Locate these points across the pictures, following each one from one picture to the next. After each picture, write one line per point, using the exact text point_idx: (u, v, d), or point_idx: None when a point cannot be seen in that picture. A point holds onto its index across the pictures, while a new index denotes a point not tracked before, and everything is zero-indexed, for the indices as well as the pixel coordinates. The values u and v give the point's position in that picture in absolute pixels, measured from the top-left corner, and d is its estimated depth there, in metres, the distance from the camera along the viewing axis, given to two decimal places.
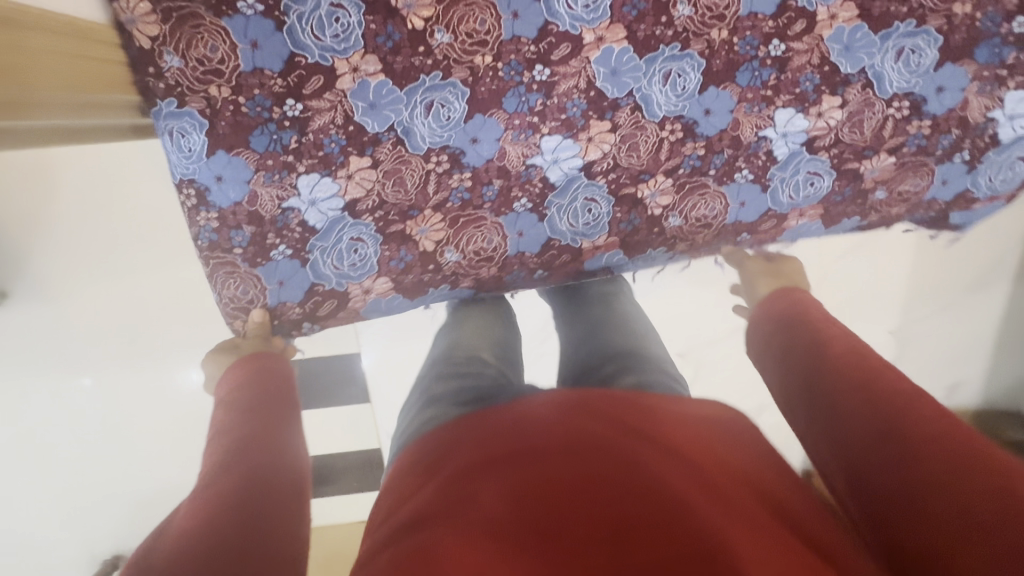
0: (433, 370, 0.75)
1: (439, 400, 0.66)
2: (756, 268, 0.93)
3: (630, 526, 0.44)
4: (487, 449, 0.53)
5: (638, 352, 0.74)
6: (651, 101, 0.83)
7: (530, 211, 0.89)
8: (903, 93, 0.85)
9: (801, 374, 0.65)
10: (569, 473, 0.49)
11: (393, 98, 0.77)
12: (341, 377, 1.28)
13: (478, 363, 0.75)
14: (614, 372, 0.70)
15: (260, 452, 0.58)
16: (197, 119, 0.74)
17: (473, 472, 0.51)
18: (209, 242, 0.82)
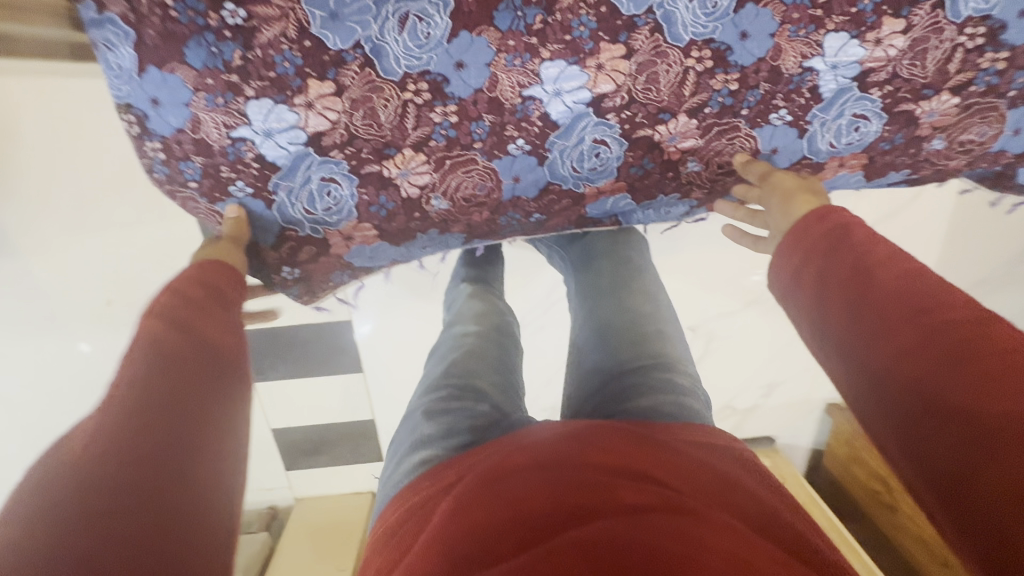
0: (420, 398, 0.61)
1: (428, 445, 0.54)
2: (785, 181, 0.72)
3: None
4: (486, 481, 0.44)
5: (672, 379, 0.59)
6: (675, 21, 0.67)
7: (528, 154, 0.75)
8: (980, 17, 0.69)
9: (854, 359, 0.53)
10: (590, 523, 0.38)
11: (358, 7, 0.63)
12: (325, 350, 1.16)
13: (472, 391, 0.60)
14: (633, 391, 0.58)
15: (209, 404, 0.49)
16: (120, 28, 0.61)
17: (474, 508, 0.42)
18: (163, 176, 0.70)
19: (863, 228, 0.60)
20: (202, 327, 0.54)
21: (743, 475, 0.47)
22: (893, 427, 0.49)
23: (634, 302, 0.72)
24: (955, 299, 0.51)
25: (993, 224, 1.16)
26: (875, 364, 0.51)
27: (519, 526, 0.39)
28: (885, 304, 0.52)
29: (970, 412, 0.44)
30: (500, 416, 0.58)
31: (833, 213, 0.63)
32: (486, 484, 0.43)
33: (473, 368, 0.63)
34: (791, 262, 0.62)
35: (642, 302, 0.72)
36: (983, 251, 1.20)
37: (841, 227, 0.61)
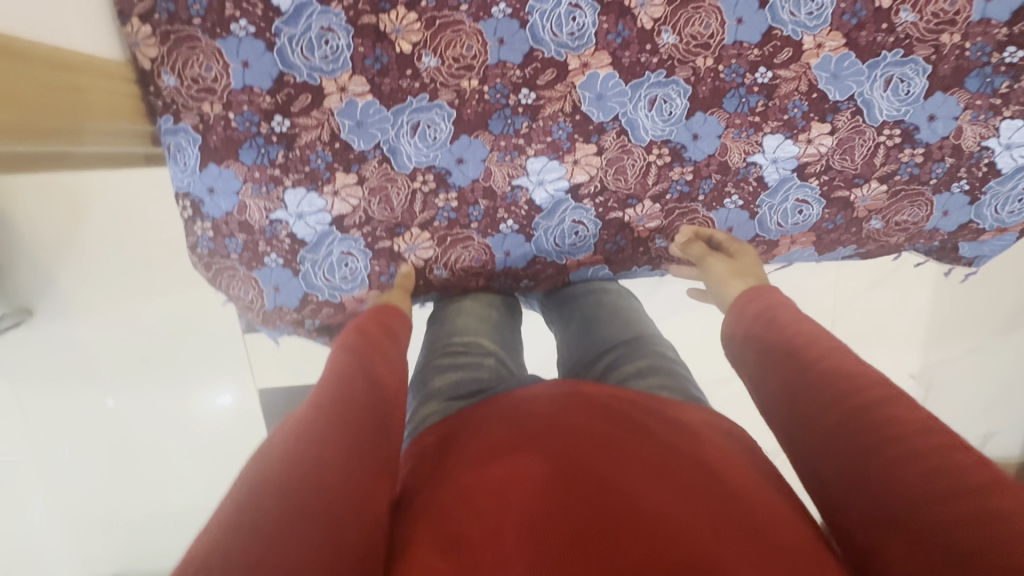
0: (432, 356, 0.75)
1: (439, 395, 0.66)
2: (722, 268, 0.78)
3: (606, 510, 0.42)
4: (487, 435, 0.54)
5: (648, 338, 0.72)
6: (637, 126, 0.84)
7: (517, 232, 0.88)
8: (894, 121, 0.84)
9: (780, 407, 0.55)
10: (563, 457, 0.48)
11: (379, 118, 0.81)
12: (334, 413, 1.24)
13: (478, 355, 0.73)
14: (613, 361, 0.71)
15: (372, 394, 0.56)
16: (191, 134, 0.78)
17: (475, 454, 0.52)
18: (208, 250, 0.83)
19: (790, 308, 0.64)
20: (376, 369, 0.60)
21: (732, 442, 0.54)
22: (804, 460, 0.52)
23: (610, 301, 0.85)
24: (869, 370, 0.53)
25: (959, 295, 1.25)
26: (784, 376, 0.56)
27: (506, 462, 0.49)
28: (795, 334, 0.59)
29: (868, 460, 0.46)
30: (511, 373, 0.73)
31: (761, 294, 0.68)
32: (484, 441, 0.53)
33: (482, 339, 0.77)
34: (737, 331, 0.66)
35: (619, 300, 0.86)
36: (959, 321, 1.27)
37: (771, 302, 0.66)
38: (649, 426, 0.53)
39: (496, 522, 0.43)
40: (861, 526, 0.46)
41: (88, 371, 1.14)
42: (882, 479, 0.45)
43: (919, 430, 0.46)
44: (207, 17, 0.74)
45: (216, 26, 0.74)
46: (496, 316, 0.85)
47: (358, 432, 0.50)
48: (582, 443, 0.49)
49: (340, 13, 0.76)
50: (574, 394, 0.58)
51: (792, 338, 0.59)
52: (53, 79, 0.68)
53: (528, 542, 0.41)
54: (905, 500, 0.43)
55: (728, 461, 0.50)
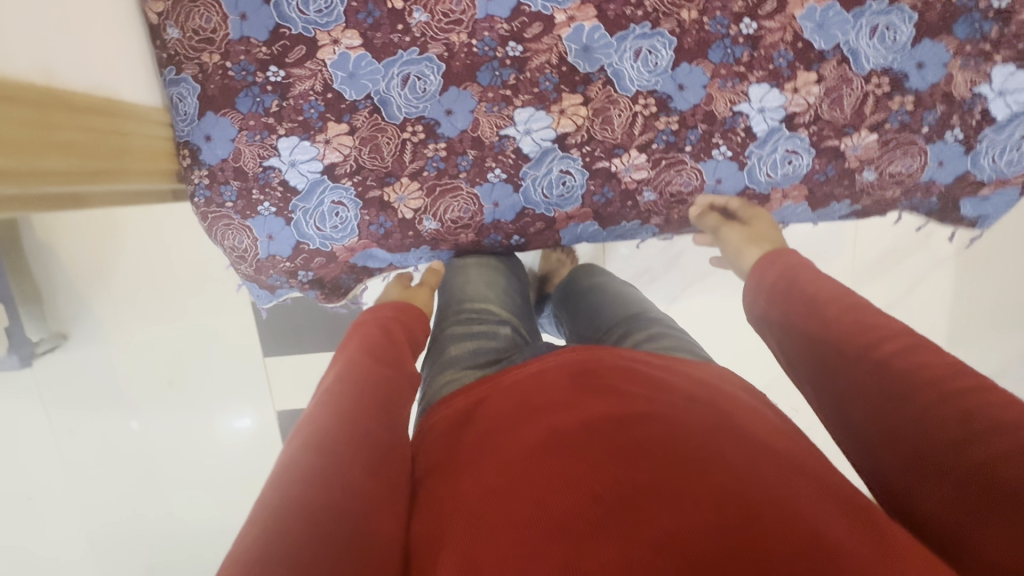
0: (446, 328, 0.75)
1: (457, 362, 0.67)
2: (737, 237, 0.81)
3: (630, 492, 0.41)
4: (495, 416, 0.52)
5: (653, 315, 0.75)
6: (622, 76, 0.85)
7: (504, 182, 0.88)
8: (882, 69, 0.84)
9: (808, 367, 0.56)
10: (577, 438, 0.46)
11: (371, 69, 0.84)
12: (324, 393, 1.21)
13: (493, 325, 0.75)
14: (623, 334, 0.73)
15: (377, 395, 0.56)
16: (192, 84, 0.82)
17: (483, 438, 0.50)
18: (204, 198, 0.85)
19: (812, 267, 0.65)
20: (380, 371, 0.60)
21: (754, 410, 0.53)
22: (829, 413, 0.53)
23: (616, 286, 0.88)
24: (891, 319, 0.54)
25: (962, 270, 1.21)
26: (811, 328, 0.57)
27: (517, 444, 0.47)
28: (825, 288, 0.60)
29: (899, 410, 0.47)
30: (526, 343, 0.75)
31: (784, 255, 0.67)
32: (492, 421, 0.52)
33: (495, 309, 0.79)
34: (757, 303, 0.66)
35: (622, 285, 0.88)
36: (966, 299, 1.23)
37: (791, 266, 0.66)
38: (658, 390, 0.52)
39: (518, 510, 0.42)
40: (884, 472, 0.47)
41: (100, 356, 1.17)
42: (907, 428, 0.46)
43: (949, 376, 0.47)
44: None
45: None
46: (503, 283, 0.86)
47: (363, 440, 0.49)
48: (591, 416, 0.48)
49: None
50: (579, 363, 0.56)
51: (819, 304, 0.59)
52: (95, 123, 0.72)
53: (553, 533, 0.39)
54: (933, 443, 0.44)
55: (749, 428, 0.48)
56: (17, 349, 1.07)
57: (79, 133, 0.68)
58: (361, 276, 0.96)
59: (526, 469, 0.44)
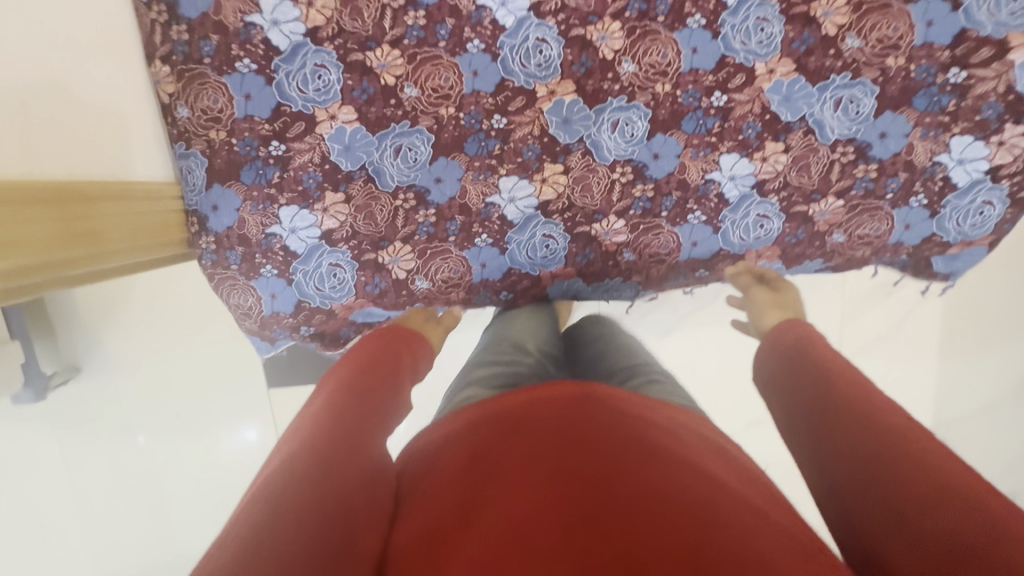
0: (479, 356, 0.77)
1: (480, 380, 0.68)
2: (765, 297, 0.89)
3: (616, 524, 0.43)
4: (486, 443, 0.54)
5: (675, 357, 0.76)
6: (601, 146, 0.91)
7: (491, 245, 0.94)
8: (847, 139, 0.89)
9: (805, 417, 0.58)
10: (569, 472, 0.48)
11: (365, 142, 0.90)
12: None
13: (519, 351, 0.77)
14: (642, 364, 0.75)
15: (367, 421, 0.57)
16: (200, 158, 0.88)
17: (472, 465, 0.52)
18: (212, 261, 0.92)
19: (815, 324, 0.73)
20: (373, 396, 0.62)
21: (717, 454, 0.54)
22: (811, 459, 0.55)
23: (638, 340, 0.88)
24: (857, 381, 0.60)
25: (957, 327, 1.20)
26: (799, 371, 0.63)
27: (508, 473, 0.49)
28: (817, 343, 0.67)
29: (873, 453, 0.50)
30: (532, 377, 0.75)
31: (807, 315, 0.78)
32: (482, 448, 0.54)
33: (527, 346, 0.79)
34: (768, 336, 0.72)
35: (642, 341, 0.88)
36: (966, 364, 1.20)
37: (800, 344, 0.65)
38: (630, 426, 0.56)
39: (506, 533, 0.43)
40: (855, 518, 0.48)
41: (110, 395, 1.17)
42: (884, 472, 0.48)
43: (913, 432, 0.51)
44: (215, 57, 0.85)
45: (223, 65, 0.86)
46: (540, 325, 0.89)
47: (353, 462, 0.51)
48: (572, 454, 0.50)
49: (332, 52, 0.88)
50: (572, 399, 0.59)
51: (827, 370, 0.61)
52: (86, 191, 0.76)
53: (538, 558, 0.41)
54: (909, 486, 0.46)
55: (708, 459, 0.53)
56: (29, 383, 1.08)
57: (85, 230, 0.76)
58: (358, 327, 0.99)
59: (520, 496, 0.46)
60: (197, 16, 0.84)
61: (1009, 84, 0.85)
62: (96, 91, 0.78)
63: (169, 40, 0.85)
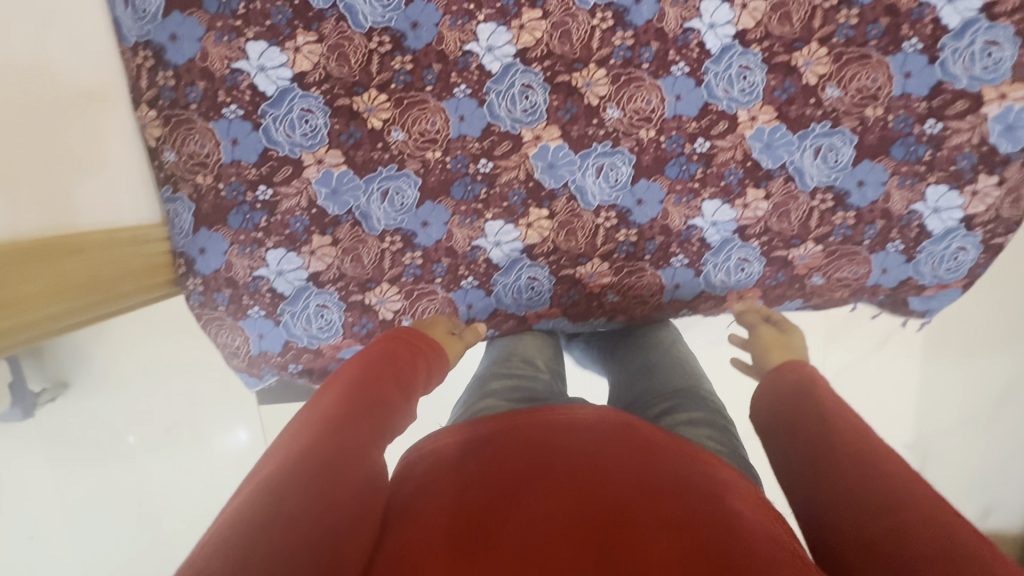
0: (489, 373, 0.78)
1: (496, 394, 0.69)
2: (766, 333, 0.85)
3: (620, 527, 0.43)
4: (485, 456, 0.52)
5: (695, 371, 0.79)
6: (585, 191, 0.92)
7: (476, 287, 0.95)
8: (826, 186, 0.91)
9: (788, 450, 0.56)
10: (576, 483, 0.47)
11: (352, 186, 0.91)
12: None
13: (531, 368, 0.80)
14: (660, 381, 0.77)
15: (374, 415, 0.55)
16: (187, 202, 0.89)
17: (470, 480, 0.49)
18: (199, 302, 0.93)
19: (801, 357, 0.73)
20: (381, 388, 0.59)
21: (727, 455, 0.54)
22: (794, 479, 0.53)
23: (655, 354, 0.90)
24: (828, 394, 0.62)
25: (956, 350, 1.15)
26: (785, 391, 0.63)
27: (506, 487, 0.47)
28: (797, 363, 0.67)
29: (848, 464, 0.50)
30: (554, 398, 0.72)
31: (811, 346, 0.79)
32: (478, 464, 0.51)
33: (534, 361, 0.82)
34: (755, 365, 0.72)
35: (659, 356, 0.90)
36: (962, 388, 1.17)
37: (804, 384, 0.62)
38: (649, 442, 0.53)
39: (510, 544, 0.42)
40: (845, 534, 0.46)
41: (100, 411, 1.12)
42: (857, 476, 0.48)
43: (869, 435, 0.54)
44: (201, 103, 0.86)
45: (210, 111, 0.86)
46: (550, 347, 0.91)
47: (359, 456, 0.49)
48: (567, 464, 0.49)
49: (319, 97, 0.88)
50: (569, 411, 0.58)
51: (823, 402, 0.58)
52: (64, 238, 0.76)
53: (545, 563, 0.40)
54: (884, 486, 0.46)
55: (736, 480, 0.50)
56: (18, 402, 1.01)
57: (75, 278, 0.76)
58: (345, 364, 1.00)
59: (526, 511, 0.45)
60: (183, 62, 0.84)
61: (982, 136, 0.87)
62: (72, 143, 0.79)
63: (156, 86, 0.85)
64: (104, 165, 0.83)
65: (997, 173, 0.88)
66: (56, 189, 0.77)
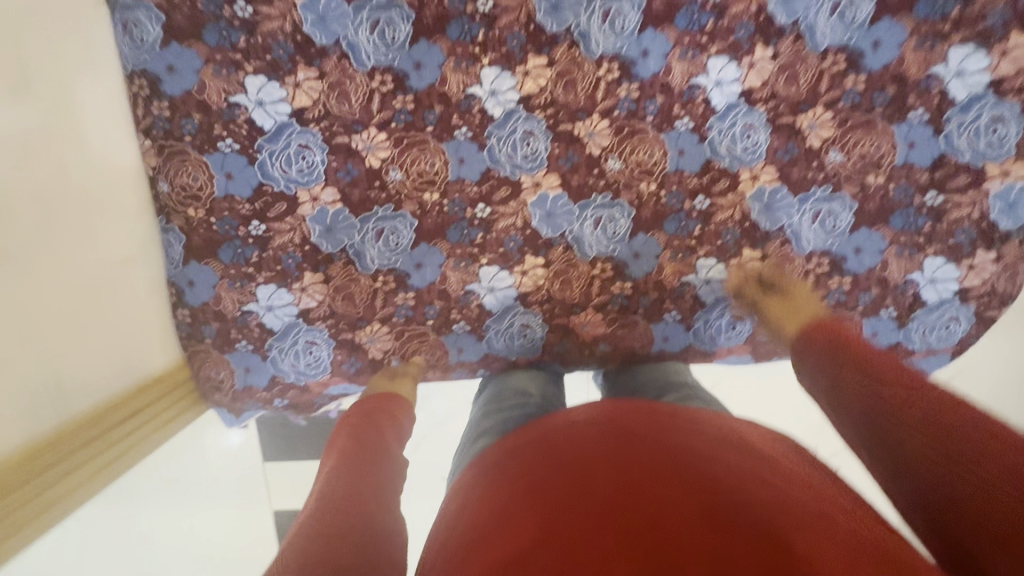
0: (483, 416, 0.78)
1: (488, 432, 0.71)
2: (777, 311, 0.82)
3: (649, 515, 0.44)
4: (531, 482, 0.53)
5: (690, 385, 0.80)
6: (582, 241, 0.91)
7: (469, 332, 0.94)
8: (822, 251, 0.91)
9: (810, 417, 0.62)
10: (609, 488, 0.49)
11: (347, 225, 0.90)
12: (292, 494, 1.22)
13: (523, 396, 0.81)
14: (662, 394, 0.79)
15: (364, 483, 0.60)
16: (178, 234, 0.87)
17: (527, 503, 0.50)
18: (187, 334, 0.91)
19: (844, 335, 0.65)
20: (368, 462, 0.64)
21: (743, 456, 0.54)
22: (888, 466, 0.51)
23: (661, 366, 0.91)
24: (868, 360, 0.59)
25: None
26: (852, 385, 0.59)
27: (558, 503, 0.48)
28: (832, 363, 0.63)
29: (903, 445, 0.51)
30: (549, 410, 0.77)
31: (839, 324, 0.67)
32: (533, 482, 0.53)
33: (527, 391, 0.83)
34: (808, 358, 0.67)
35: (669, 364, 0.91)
36: None
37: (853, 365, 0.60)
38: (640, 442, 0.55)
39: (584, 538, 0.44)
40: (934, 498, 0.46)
41: None
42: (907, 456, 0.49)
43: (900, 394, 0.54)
44: (196, 135, 0.84)
45: (205, 143, 0.85)
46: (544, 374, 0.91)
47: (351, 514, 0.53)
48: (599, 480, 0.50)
49: (317, 133, 0.87)
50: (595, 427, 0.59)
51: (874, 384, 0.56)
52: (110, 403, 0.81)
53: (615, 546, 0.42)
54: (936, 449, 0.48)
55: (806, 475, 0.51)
56: None
57: (93, 450, 0.78)
58: (330, 395, 0.98)
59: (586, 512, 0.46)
60: (179, 94, 0.83)
61: (983, 212, 0.87)
62: (94, 296, 0.78)
63: (149, 114, 0.83)
64: (110, 235, 0.80)
65: (995, 249, 0.88)
66: (97, 354, 0.79)
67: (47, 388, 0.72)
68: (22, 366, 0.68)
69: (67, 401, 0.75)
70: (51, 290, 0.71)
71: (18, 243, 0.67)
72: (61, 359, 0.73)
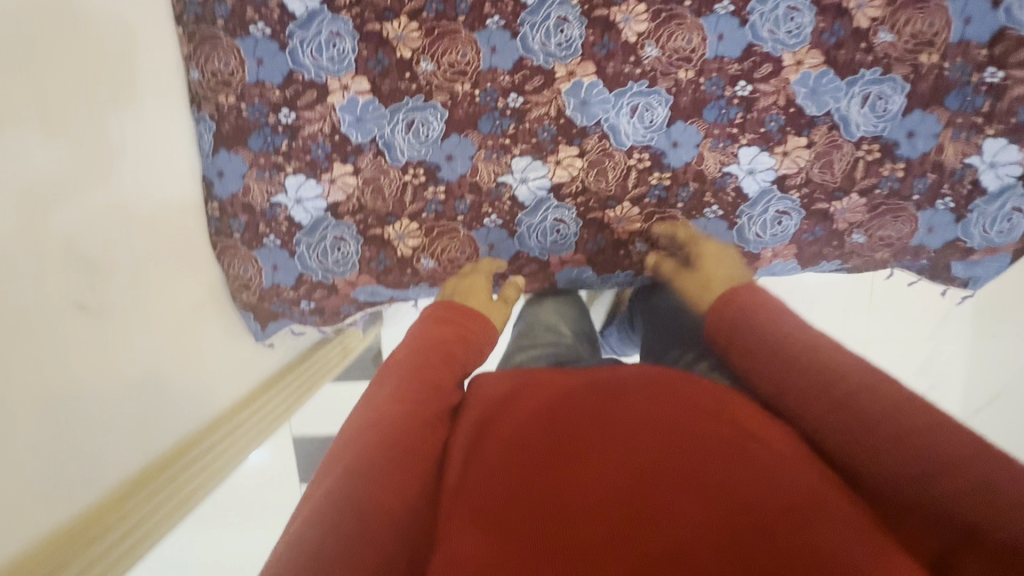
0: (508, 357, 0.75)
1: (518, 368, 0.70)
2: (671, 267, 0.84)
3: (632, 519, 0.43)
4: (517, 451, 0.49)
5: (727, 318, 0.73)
6: (618, 131, 0.89)
7: (500, 227, 0.93)
8: (872, 137, 0.87)
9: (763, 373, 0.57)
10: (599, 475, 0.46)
11: (377, 115, 0.88)
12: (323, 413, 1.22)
13: (553, 334, 0.79)
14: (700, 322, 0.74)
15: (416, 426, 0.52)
16: (209, 123, 0.87)
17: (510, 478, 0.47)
18: (216, 229, 0.91)
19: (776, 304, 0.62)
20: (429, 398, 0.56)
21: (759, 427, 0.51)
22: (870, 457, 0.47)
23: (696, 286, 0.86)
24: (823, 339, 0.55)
25: None
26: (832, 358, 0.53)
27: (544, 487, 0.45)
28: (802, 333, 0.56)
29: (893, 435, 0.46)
30: (574, 356, 0.75)
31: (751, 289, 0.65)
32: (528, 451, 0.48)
33: (557, 327, 0.80)
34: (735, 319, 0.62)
35: None
36: None
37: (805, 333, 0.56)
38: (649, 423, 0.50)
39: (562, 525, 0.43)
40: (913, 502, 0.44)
41: None
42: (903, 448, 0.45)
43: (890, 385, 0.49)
44: (229, 20, 0.83)
45: (237, 28, 0.84)
46: (574, 309, 0.88)
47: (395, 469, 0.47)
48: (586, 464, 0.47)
49: (348, 20, 0.85)
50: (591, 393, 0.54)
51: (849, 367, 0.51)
52: (198, 434, 0.86)
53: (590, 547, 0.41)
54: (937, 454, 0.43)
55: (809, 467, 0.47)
56: None
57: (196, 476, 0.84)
58: (356, 299, 0.98)
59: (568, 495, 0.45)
60: None
61: None
62: (178, 324, 0.84)
63: (181, 0, 0.82)
64: (146, 123, 0.80)
65: None
66: (182, 391, 0.84)
67: (140, 429, 0.76)
68: (126, 408, 0.74)
69: (163, 432, 0.80)
70: (127, 322, 0.75)
71: (102, 284, 0.72)
72: (146, 396, 0.77)
